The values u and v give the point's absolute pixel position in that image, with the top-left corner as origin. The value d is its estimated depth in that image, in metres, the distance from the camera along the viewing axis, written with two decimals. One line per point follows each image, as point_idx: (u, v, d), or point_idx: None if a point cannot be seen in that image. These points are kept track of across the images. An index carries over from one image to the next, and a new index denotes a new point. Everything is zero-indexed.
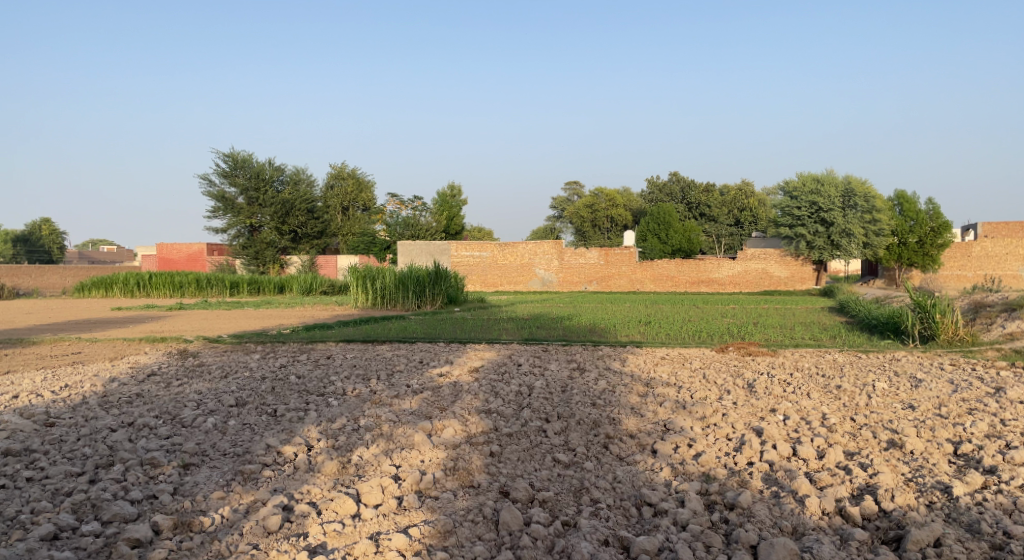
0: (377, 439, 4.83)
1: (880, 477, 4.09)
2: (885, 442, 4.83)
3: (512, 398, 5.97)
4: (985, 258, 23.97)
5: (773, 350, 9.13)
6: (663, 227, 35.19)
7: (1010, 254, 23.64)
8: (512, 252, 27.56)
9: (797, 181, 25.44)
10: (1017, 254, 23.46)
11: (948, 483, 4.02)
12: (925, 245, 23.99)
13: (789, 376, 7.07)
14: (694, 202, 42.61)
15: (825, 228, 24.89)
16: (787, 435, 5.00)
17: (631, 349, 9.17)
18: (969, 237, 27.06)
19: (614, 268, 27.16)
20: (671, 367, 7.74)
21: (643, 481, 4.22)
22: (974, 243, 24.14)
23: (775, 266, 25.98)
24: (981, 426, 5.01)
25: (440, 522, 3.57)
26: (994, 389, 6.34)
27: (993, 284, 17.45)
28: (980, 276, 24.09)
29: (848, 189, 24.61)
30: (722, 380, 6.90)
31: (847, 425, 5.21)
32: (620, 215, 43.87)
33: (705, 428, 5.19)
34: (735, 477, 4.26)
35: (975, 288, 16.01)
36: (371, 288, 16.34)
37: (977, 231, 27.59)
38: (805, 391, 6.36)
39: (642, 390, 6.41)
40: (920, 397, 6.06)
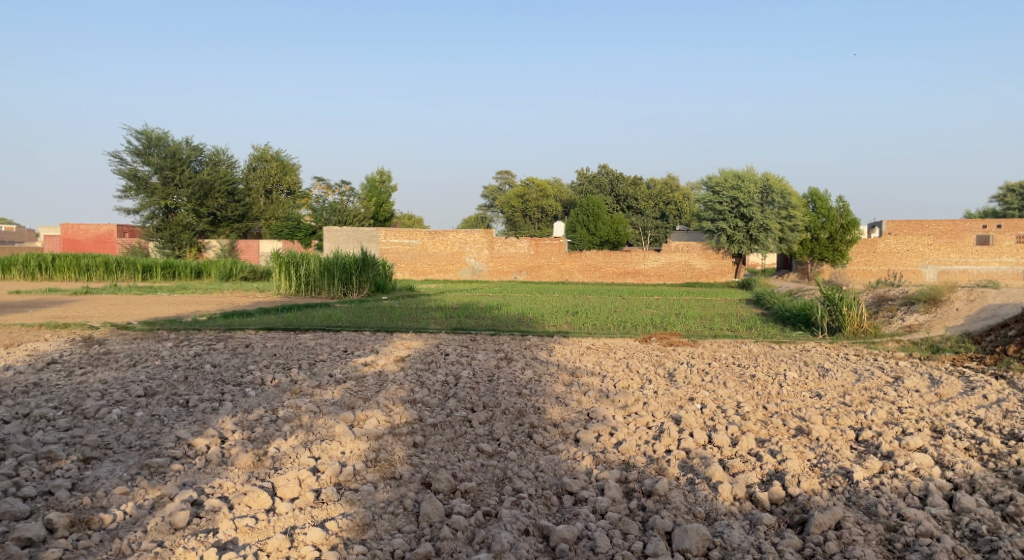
0: (296, 430, 4.70)
1: (789, 463, 4.28)
2: (794, 429, 5.06)
3: (438, 388, 5.92)
4: (888, 254, 25.46)
5: (693, 341, 9.42)
6: (592, 219, 35.66)
7: (911, 251, 25.14)
8: (442, 241, 27.36)
9: (719, 177, 26.24)
10: (917, 251, 25.03)
11: (849, 468, 4.26)
12: (835, 241, 25.12)
13: (707, 366, 7.33)
14: (622, 195, 43.44)
15: (744, 223, 25.71)
16: (703, 423, 5.16)
17: (557, 338, 9.28)
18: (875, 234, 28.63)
19: (543, 259, 27.34)
20: (596, 356, 7.87)
21: (565, 470, 4.27)
22: (879, 240, 25.57)
23: (697, 259, 26.77)
24: (881, 414, 5.32)
25: (359, 514, 3.52)
26: (893, 378, 6.75)
27: (895, 280, 18.51)
28: (884, 271, 25.48)
29: (766, 185, 25.57)
30: (644, 370, 7.07)
31: (759, 413, 5.43)
32: (551, 206, 44.16)
33: (627, 417, 5.30)
34: (654, 464, 4.36)
35: (878, 282, 17.01)
36: (294, 274, 15.83)
37: (881, 229, 29.07)
38: (721, 380, 6.58)
39: (567, 379, 6.50)
40: (827, 386, 6.38)
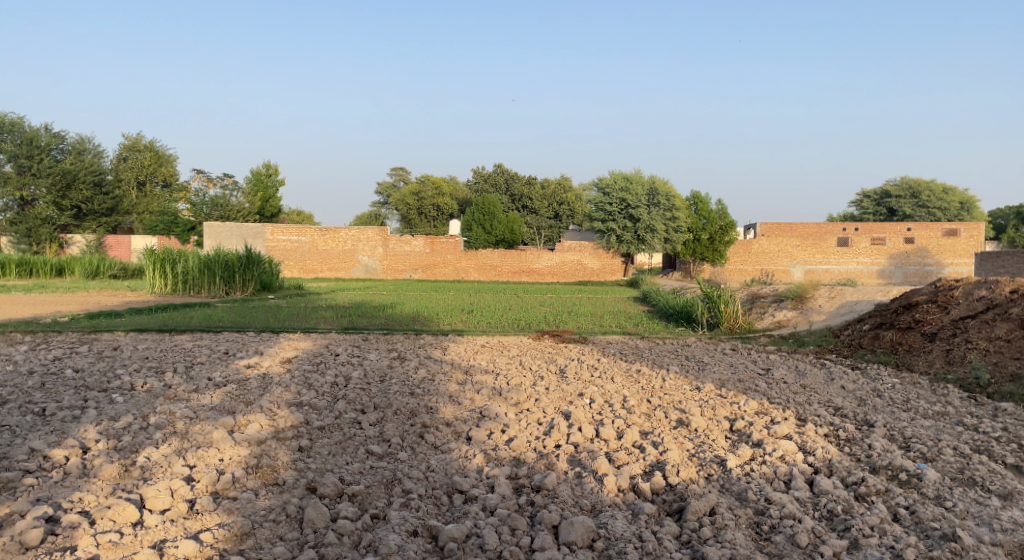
0: (170, 437, 4.42)
1: (669, 453, 4.48)
2: (675, 421, 5.31)
3: (326, 390, 5.75)
4: (762, 254, 27.24)
5: (584, 338, 9.67)
6: (487, 217, 35.80)
7: (781, 251, 27.04)
8: (333, 238, 26.60)
9: (609, 179, 27.05)
10: (786, 251, 26.98)
11: (724, 456, 4.51)
12: (714, 242, 26.33)
13: (596, 362, 7.55)
14: (517, 194, 43.80)
15: (632, 224, 26.68)
16: (591, 417, 5.31)
17: (451, 337, 9.27)
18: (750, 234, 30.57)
19: (438, 257, 27.22)
20: (489, 354, 7.92)
21: (456, 468, 4.25)
22: (754, 240, 27.31)
23: (589, 258, 27.50)
24: (753, 404, 5.69)
25: (237, 524, 3.36)
26: (764, 370, 7.24)
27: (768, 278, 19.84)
28: (757, 270, 27.27)
29: (653, 188, 26.70)
30: (537, 366, 7.19)
31: (644, 406, 5.66)
32: (446, 204, 44.08)
33: (518, 413, 5.36)
34: (543, 459, 4.43)
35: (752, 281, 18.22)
36: (170, 272, 14.88)
37: (755, 230, 31.00)
38: (609, 375, 6.80)
39: (460, 377, 6.49)
40: (706, 379, 6.74)
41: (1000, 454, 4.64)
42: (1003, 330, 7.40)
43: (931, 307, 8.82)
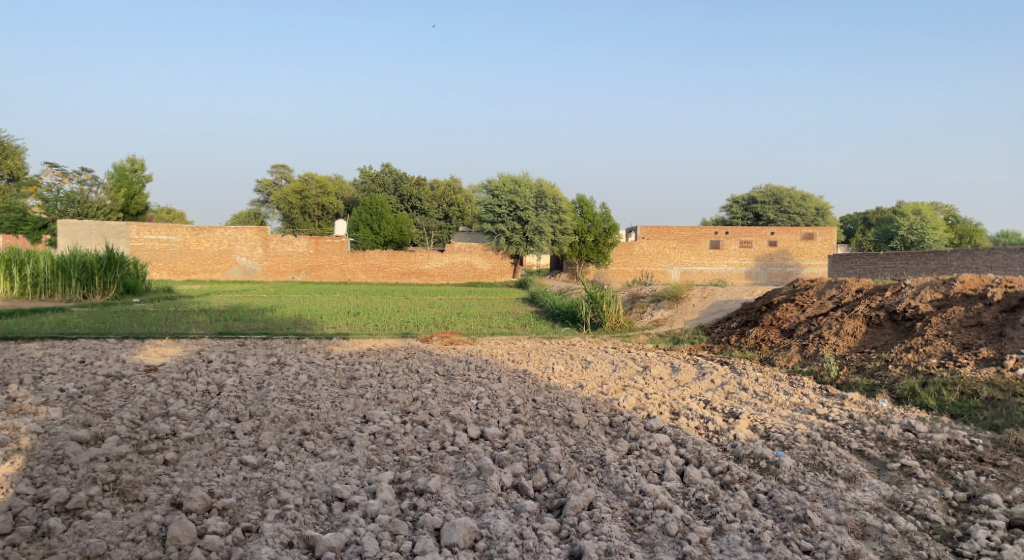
0: (12, 455, 4.00)
1: (552, 451, 4.56)
2: (558, 418, 5.43)
3: (197, 399, 5.41)
4: (643, 256, 28.42)
5: (472, 339, 9.68)
6: (375, 218, 35.08)
7: (659, 253, 28.35)
8: (208, 238, 25.15)
9: (498, 181, 27.32)
10: (665, 253, 28.33)
11: (604, 452, 4.67)
12: (599, 244, 27.11)
13: (484, 363, 7.58)
14: (406, 194, 43.10)
15: (522, 226, 27.07)
16: (477, 418, 5.32)
17: (336, 340, 9.01)
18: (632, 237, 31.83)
19: (323, 258, 26.40)
20: (375, 357, 7.76)
21: (336, 475, 4.13)
22: (635, 243, 28.47)
23: (478, 259, 27.59)
24: (632, 400, 5.92)
25: (90, 546, 3.09)
26: (643, 367, 7.57)
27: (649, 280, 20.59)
28: (639, 272, 28.44)
29: (540, 192, 27.30)
30: (424, 369, 7.12)
31: (529, 405, 5.74)
32: (331, 204, 42.88)
33: (403, 417, 5.28)
34: (428, 462, 4.39)
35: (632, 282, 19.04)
36: (19, 275, 13.55)
37: (637, 233, 32.33)
38: (495, 376, 6.85)
39: (344, 381, 6.32)
40: (588, 377, 6.94)
41: (846, 440, 5.09)
42: (850, 326, 8.13)
43: (789, 305, 9.55)
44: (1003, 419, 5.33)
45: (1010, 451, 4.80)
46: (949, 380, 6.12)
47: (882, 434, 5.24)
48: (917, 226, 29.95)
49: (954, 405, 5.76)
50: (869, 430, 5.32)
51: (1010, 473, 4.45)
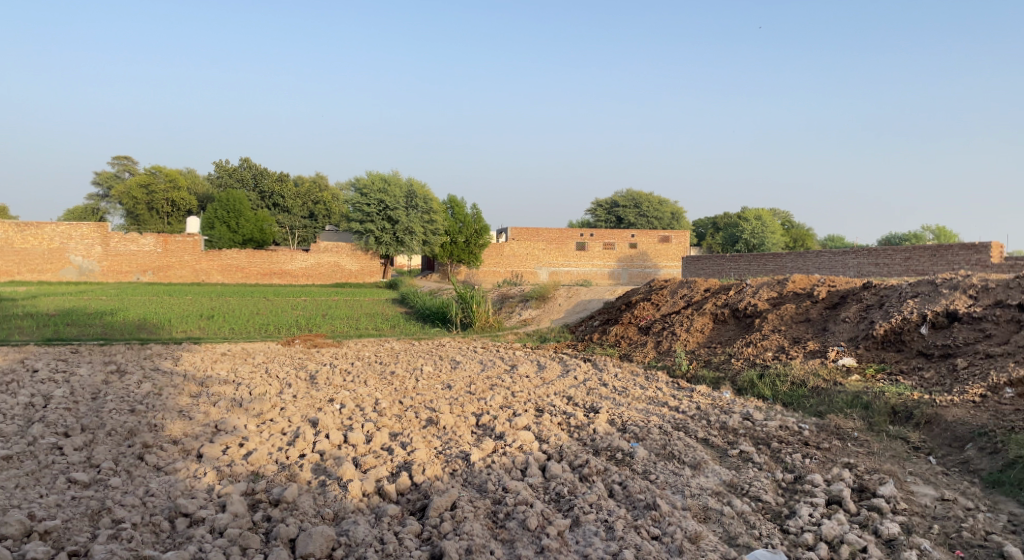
0: None
1: (416, 453, 4.53)
2: (424, 420, 5.40)
3: (18, 413, 4.85)
4: (513, 257, 28.96)
5: (337, 341, 9.41)
6: (232, 215, 33.10)
7: (528, 254, 29.00)
8: (35, 235, 22.73)
9: (367, 179, 26.67)
10: (533, 255, 29.03)
11: (468, 451, 4.71)
12: (470, 244, 27.34)
13: (349, 366, 7.39)
14: (267, 190, 40.91)
15: (391, 226, 26.63)
16: (340, 422, 5.18)
17: (188, 346, 8.43)
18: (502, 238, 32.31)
19: (173, 258, 24.64)
20: (231, 363, 7.34)
21: (182, 490, 3.86)
22: (506, 244, 28.94)
23: (346, 259, 26.87)
24: (498, 399, 6.00)
25: None
26: (510, 366, 7.70)
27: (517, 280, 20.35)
28: (509, 272, 28.95)
29: (411, 191, 26.99)
30: (284, 373, 6.83)
31: (394, 408, 5.66)
32: (184, 200, 40.20)
33: (260, 425, 5.03)
34: (284, 471, 4.21)
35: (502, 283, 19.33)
36: None
37: (507, 234, 32.83)
38: (361, 379, 6.69)
39: (195, 389, 5.93)
40: (456, 377, 6.96)
41: (693, 430, 5.46)
42: (699, 323, 8.73)
43: (646, 304, 10.11)
44: (826, 405, 5.94)
45: (831, 434, 5.36)
46: (782, 371, 6.73)
47: (725, 423, 5.66)
48: (758, 230, 32.68)
49: (786, 394, 6.34)
50: (713, 420, 5.73)
51: (830, 454, 4.97)
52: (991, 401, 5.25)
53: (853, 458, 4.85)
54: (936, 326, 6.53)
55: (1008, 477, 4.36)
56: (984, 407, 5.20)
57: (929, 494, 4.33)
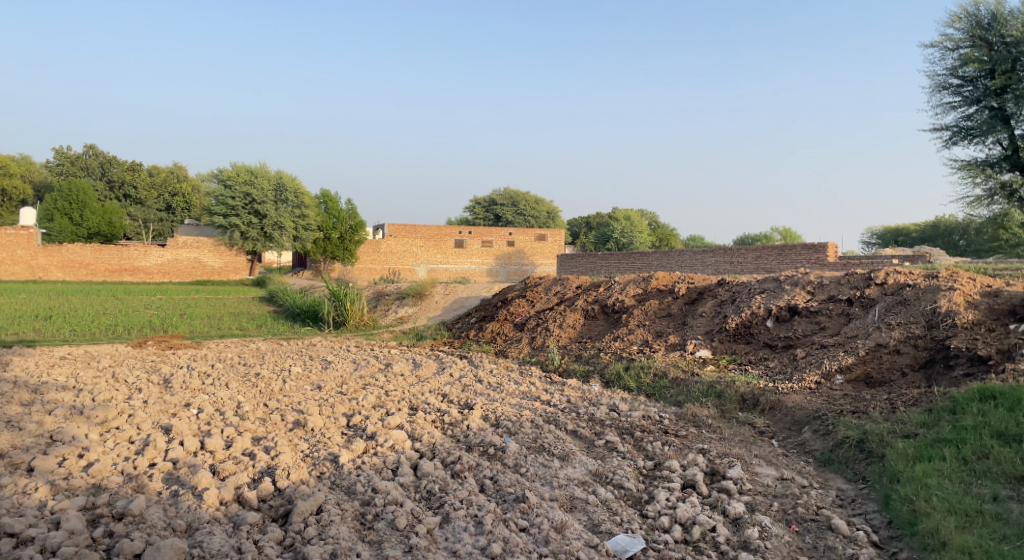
0: None
1: (281, 457, 4.36)
2: (291, 422, 5.20)
3: None
4: (390, 254, 28.54)
5: (197, 342, 8.86)
6: (75, 206, 30.27)
7: (406, 251, 28.70)
8: None
9: (231, 170, 25.08)
10: (411, 252, 28.78)
11: (336, 453, 4.59)
12: (345, 241, 26.94)
13: (209, 368, 6.98)
14: (116, 180, 38.33)
15: (258, 220, 25.46)
16: (197, 428, 4.88)
17: (19, 349, 7.61)
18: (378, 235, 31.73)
19: (4, 252, 22.19)
20: (72, 367, 6.71)
21: (8, 509, 3.49)
22: (382, 241, 28.46)
23: (208, 255, 25.52)
24: (370, 399, 5.89)
25: None
26: (383, 365, 7.58)
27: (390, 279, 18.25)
28: (386, 269, 28.49)
29: (280, 183, 25.76)
30: (134, 378, 6.33)
31: (259, 411, 5.41)
32: (17, 188, 36.39)
33: (104, 434, 4.64)
34: (131, 482, 3.91)
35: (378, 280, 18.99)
36: None
37: (384, 230, 32.19)
38: (222, 382, 6.34)
39: (27, 397, 5.36)
40: (327, 377, 6.76)
41: (563, 422, 5.63)
42: (571, 319, 9.02)
43: (521, 301, 10.30)
44: (684, 395, 6.33)
45: (688, 422, 5.71)
46: (646, 364, 7.09)
47: (593, 415, 5.89)
48: (627, 230, 34.24)
49: (649, 386, 6.69)
50: (582, 412, 5.94)
51: (686, 441, 5.29)
52: (823, 387, 5.80)
53: (707, 443, 5.20)
54: (780, 320, 7.13)
55: (836, 456, 4.83)
56: (818, 393, 5.73)
57: (771, 474, 4.73)
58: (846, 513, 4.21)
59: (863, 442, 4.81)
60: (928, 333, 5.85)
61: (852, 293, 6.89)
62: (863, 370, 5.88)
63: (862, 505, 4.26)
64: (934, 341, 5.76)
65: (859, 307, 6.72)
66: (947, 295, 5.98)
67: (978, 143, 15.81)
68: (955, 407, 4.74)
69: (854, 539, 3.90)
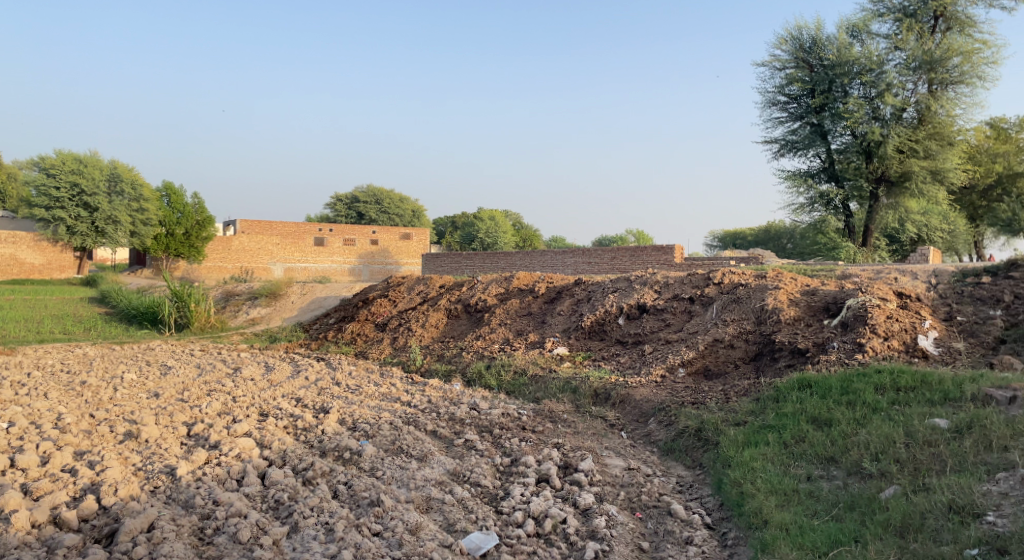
0: None
1: (107, 472, 4.01)
2: (121, 434, 4.78)
3: None
4: (243, 252, 27.03)
5: (9, 349, 7.91)
6: None
7: (261, 249, 27.34)
8: None
9: (54, 158, 22.72)
10: (267, 250, 27.48)
11: (174, 465, 4.29)
12: (190, 237, 25.15)
13: (24, 377, 6.25)
14: None
15: (89, 213, 23.29)
16: (6, 445, 4.36)
17: None
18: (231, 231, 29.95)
19: None
20: None
21: None
22: (234, 237, 26.88)
23: (26, 252, 23.23)
24: (215, 406, 5.54)
25: None
26: (232, 369, 7.15)
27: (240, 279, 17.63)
28: (239, 268, 26.94)
29: (114, 173, 23.56)
30: None
31: (84, 423, 4.93)
32: None
33: None
34: None
35: (228, 280, 17.93)
36: None
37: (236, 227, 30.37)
38: (40, 392, 5.70)
39: None
40: (166, 384, 6.28)
41: (422, 423, 5.58)
42: (433, 318, 8.99)
43: (383, 301, 10.13)
44: (542, 391, 6.50)
45: (545, 418, 5.87)
46: (506, 362, 7.21)
47: (453, 414, 5.89)
48: (492, 230, 34.70)
49: (509, 383, 6.81)
50: (442, 412, 5.93)
51: (542, 436, 5.43)
52: (668, 380, 6.18)
53: (562, 438, 5.37)
54: (631, 317, 7.52)
55: (678, 444, 5.16)
56: (663, 386, 6.10)
57: (619, 464, 4.96)
58: (684, 498, 4.50)
59: (701, 431, 5.17)
60: (757, 328, 6.41)
61: (694, 292, 7.40)
62: (702, 363, 6.33)
63: (699, 490, 4.58)
64: (762, 335, 6.31)
65: (699, 305, 7.23)
66: (773, 294, 6.59)
67: (801, 156, 17.53)
68: (778, 396, 5.21)
69: (690, 523, 4.18)
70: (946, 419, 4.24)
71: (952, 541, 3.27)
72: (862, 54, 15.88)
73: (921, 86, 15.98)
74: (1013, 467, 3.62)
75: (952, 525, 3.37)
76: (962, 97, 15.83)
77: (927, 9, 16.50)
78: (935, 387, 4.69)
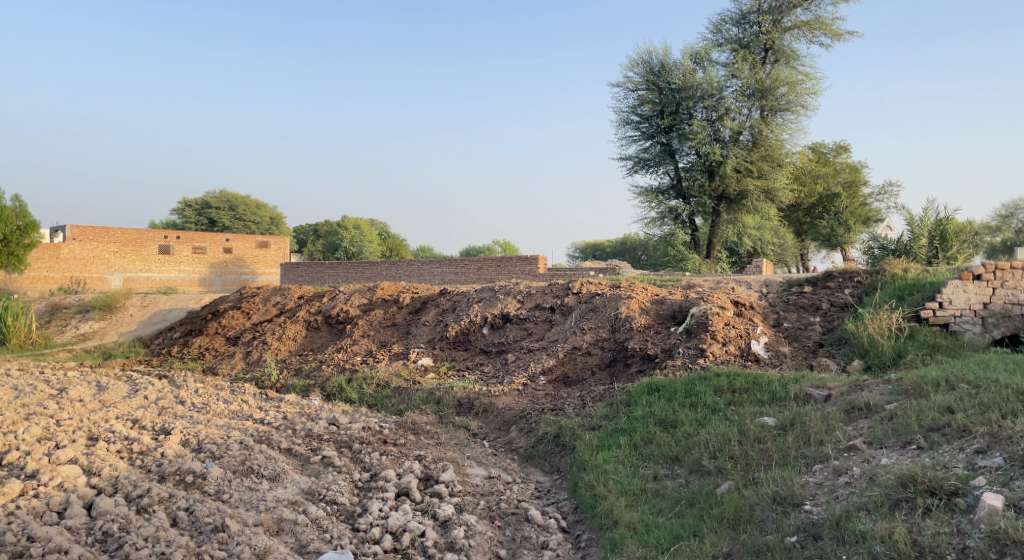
0: None
1: None
2: None
3: None
4: (73, 260, 23.85)
5: None
6: None
7: (95, 258, 24.52)
8: None
9: None
10: (101, 258, 24.81)
11: None
12: (10, 245, 20.66)
13: None
14: None
15: None
16: None
17: None
18: (60, 238, 27.06)
19: None
20: None
21: None
22: (63, 244, 23.48)
23: None
24: (34, 431, 4.97)
25: None
26: (58, 390, 6.46)
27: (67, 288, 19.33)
28: (67, 279, 23.64)
29: None
30: None
31: None
32: None
33: None
34: None
35: (55, 291, 16.22)
36: None
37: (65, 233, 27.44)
38: None
39: None
40: None
41: (276, 441, 5.32)
42: (291, 330, 8.63)
43: (236, 313, 9.60)
44: (404, 403, 6.41)
45: (407, 430, 5.78)
46: (368, 374, 7.04)
47: (310, 431, 5.66)
48: (357, 239, 33.99)
49: (371, 396, 6.66)
50: (299, 429, 5.68)
51: (404, 449, 5.35)
52: (529, 388, 6.30)
53: (424, 450, 5.31)
54: (494, 327, 7.62)
55: (537, 451, 5.27)
56: (524, 394, 6.21)
57: (480, 474, 4.98)
58: (541, 503, 4.60)
59: (559, 436, 5.31)
60: (612, 336, 6.71)
61: (554, 301, 7.62)
62: (562, 371, 6.52)
63: (556, 494, 4.70)
64: (616, 343, 6.62)
65: (560, 313, 7.45)
66: (627, 303, 6.92)
67: (652, 173, 18.61)
68: (630, 400, 5.47)
69: (546, 527, 4.27)
70: (773, 418, 4.64)
71: (775, 530, 3.56)
72: (704, 80, 17.17)
73: (755, 111, 17.53)
74: (827, 459, 4.02)
75: (775, 515, 3.66)
76: (789, 123, 17.51)
77: (759, 42, 18.12)
78: (765, 388, 5.13)
